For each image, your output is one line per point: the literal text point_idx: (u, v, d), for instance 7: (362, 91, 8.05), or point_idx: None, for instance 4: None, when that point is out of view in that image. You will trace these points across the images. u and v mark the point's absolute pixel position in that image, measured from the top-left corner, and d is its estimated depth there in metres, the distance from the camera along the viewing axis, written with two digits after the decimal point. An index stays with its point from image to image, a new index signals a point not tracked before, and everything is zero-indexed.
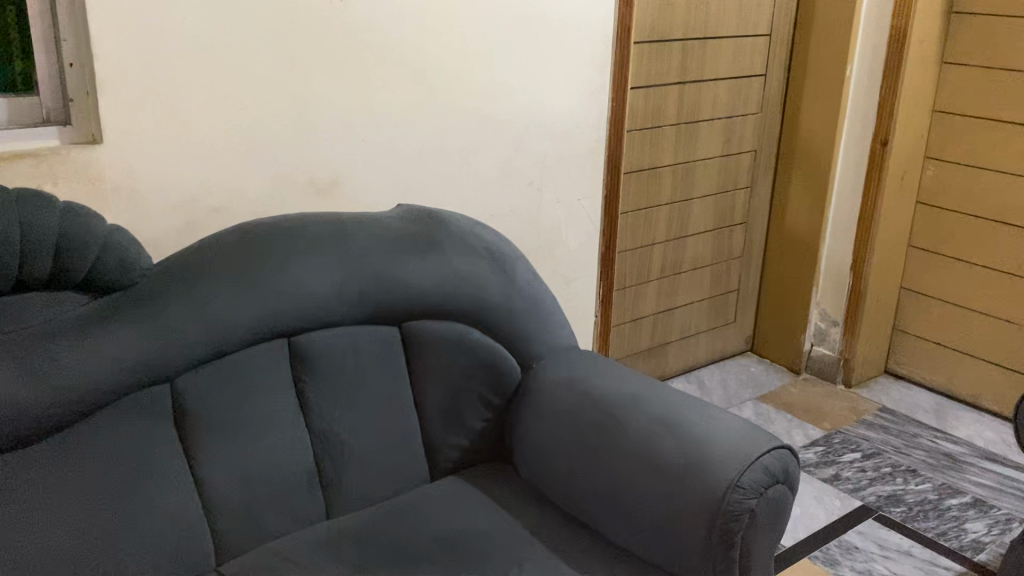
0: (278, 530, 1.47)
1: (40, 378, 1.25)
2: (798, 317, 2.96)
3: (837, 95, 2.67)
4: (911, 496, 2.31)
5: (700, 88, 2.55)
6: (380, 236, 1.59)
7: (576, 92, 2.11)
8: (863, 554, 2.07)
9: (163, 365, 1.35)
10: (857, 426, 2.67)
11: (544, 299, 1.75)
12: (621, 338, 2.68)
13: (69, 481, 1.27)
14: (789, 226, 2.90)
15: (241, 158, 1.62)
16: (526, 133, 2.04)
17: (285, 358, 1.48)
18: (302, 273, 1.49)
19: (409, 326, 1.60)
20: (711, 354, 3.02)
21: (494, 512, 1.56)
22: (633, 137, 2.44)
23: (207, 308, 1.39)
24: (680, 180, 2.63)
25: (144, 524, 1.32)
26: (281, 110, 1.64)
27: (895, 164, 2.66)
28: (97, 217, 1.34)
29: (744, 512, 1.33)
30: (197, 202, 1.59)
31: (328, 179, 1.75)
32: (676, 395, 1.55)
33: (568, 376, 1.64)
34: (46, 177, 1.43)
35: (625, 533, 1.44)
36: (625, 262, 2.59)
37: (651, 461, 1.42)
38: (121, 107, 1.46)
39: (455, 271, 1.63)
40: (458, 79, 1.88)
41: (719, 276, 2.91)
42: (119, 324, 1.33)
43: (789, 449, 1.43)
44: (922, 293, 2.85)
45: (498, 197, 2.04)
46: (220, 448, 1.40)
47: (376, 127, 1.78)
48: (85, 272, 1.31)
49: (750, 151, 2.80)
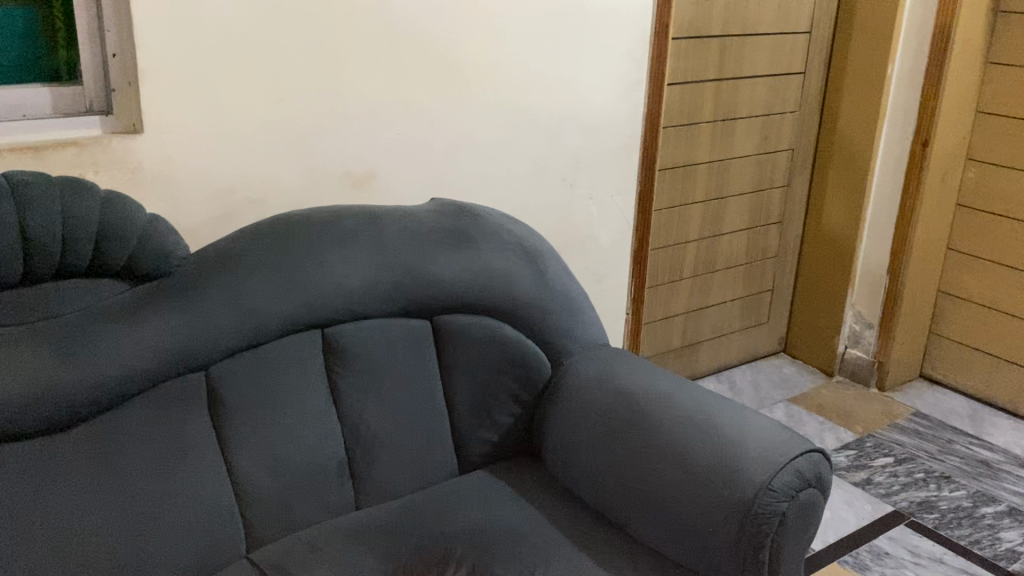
0: (308, 520, 1.48)
1: (81, 365, 1.27)
2: (832, 319, 2.92)
3: (878, 94, 2.63)
4: (944, 502, 2.27)
5: (737, 85, 2.52)
6: (413, 230, 1.59)
7: (612, 88, 2.10)
8: (894, 560, 2.05)
9: (199, 353, 1.37)
10: (890, 431, 2.63)
11: (576, 295, 1.75)
12: (652, 336, 2.67)
13: (106, 465, 1.29)
14: (826, 226, 2.86)
15: (277, 149, 1.63)
16: (560, 129, 2.04)
17: (318, 349, 1.50)
18: (337, 265, 1.49)
19: (441, 320, 1.60)
20: (743, 355, 3.00)
21: (522, 508, 1.56)
22: (669, 133, 2.42)
23: (243, 299, 1.41)
24: (715, 178, 2.61)
25: (176, 510, 1.34)
26: (317, 102, 1.65)
27: (936, 165, 2.62)
28: (137, 206, 1.36)
29: (776, 515, 1.32)
30: (233, 193, 1.60)
31: (363, 172, 1.76)
32: (707, 395, 1.54)
33: (599, 373, 1.63)
34: (88, 165, 1.45)
35: (654, 533, 1.44)
36: (658, 260, 2.58)
37: (682, 461, 1.41)
38: (163, 97, 1.48)
39: (488, 266, 1.63)
40: (494, 74, 1.88)
41: (753, 276, 2.88)
42: (157, 313, 1.35)
43: (822, 453, 1.41)
44: (960, 297, 2.80)
45: (530, 193, 2.04)
46: (254, 437, 1.41)
47: (413, 121, 1.79)
48: (125, 260, 1.33)
49: (787, 150, 2.77)
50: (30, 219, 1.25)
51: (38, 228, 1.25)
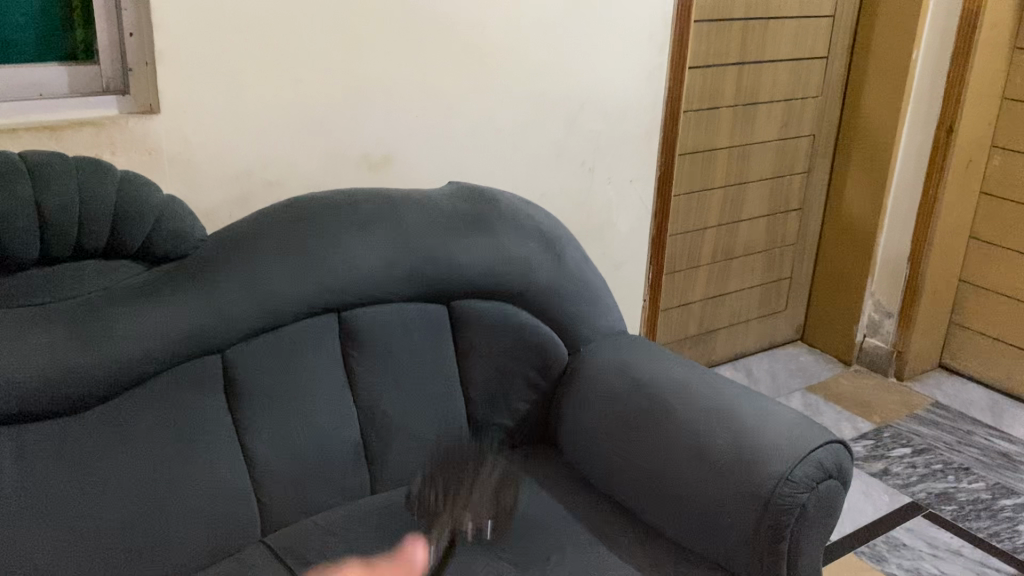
0: (323, 504, 1.48)
1: (96, 346, 1.27)
2: (851, 307, 2.89)
3: (902, 79, 2.59)
4: (963, 494, 2.25)
5: (759, 70, 2.49)
6: (431, 214, 1.58)
7: (632, 72, 2.07)
8: (911, 552, 2.03)
9: (215, 336, 1.36)
10: (908, 421, 2.61)
11: (594, 282, 1.73)
12: (669, 323, 2.65)
13: (121, 448, 1.29)
14: (847, 214, 2.83)
15: (294, 132, 1.62)
16: (580, 113, 2.01)
17: (335, 334, 1.49)
18: (354, 248, 1.48)
19: (458, 306, 1.59)
20: (760, 343, 2.98)
21: (537, 495, 1.55)
22: (689, 118, 2.39)
23: (259, 282, 1.40)
24: (736, 163, 2.58)
25: (193, 493, 1.33)
26: (334, 84, 1.63)
27: (960, 152, 2.58)
28: (154, 187, 1.36)
29: (795, 506, 1.30)
30: (251, 175, 1.59)
31: (381, 156, 1.74)
32: (726, 384, 1.52)
33: (616, 360, 1.62)
34: (105, 145, 1.44)
35: (671, 522, 1.43)
36: (676, 246, 2.55)
37: (701, 451, 1.40)
38: (180, 78, 1.47)
39: (506, 251, 1.61)
40: (514, 56, 1.85)
41: (771, 263, 2.85)
42: (173, 295, 1.34)
43: (842, 443, 1.39)
44: (981, 287, 2.76)
45: (549, 177, 2.02)
46: (269, 421, 1.41)
47: (431, 103, 1.77)
48: (142, 240, 1.33)
49: (808, 136, 2.73)
50: (47, 199, 1.24)
51: (55, 208, 1.24)
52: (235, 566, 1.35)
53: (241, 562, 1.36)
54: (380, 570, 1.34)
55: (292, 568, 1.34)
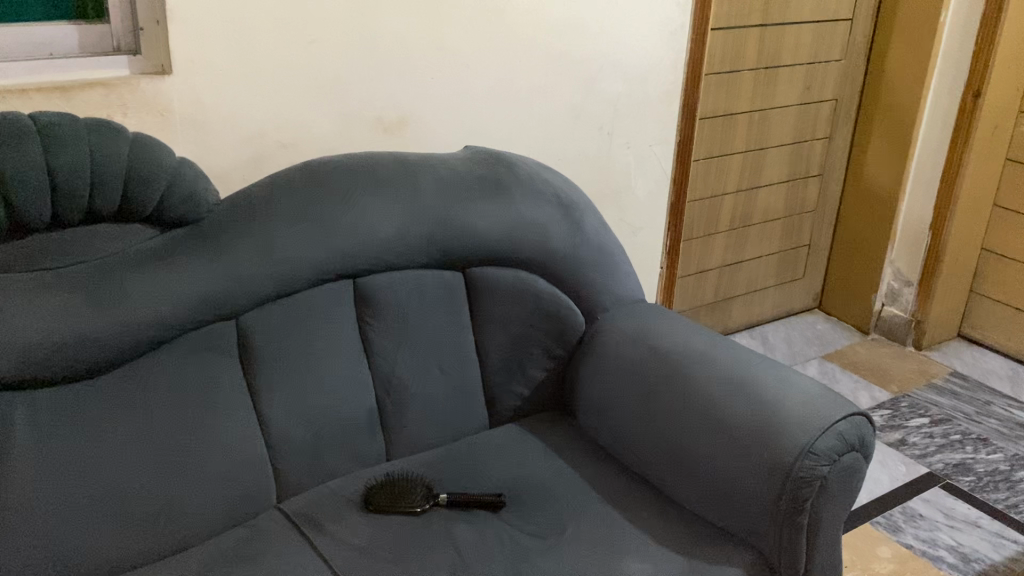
0: (338, 470, 1.47)
1: (109, 312, 1.25)
2: (870, 275, 2.86)
3: (929, 41, 2.52)
4: (981, 465, 2.23)
5: (782, 32, 2.43)
6: (447, 178, 1.55)
7: (653, 32, 2.02)
8: (928, 522, 2.02)
9: (228, 301, 1.35)
10: (926, 390, 2.59)
11: (612, 248, 1.70)
12: (685, 290, 2.61)
13: (136, 413, 1.28)
14: (868, 180, 2.78)
15: (309, 92, 1.59)
16: (599, 74, 1.96)
17: (350, 299, 1.47)
18: (369, 213, 1.46)
19: (474, 272, 1.56)
20: (777, 310, 2.95)
21: (553, 463, 1.54)
22: (709, 81, 2.34)
23: (274, 247, 1.38)
24: (756, 127, 2.53)
25: (208, 459, 1.33)
26: (348, 43, 1.60)
27: (986, 118, 2.52)
28: (166, 148, 1.33)
29: (817, 478, 1.28)
30: (264, 137, 1.57)
31: (396, 118, 1.71)
32: (748, 354, 1.50)
33: (635, 329, 1.59)
34: (116, 106, 1.41)
35: (689, 493, 1.41)
36: (694, 212, 2.51)
37: (720, 422, 1.38)
38: (192, 36, 1.43)
39: (523, 217, 1.58)
40: (532, 16, 1.81)
41: (790, 230, 2.82)
42: (186, 260, 1.32)
43: (865, 416, 1.37)
44: (1003, 256, 2.72)
45: (566, 140, 1.98)
46: (284, 387, 1.40)
47: (446, 63, 1.73)
48: (154, 204, 1.30)
49: (831, 100, 2.68)
50: (57, 162, 1.22)
51: (66, 172, 1.22)
52: (250, 532, 1.34)
53: (257, 528, 1.35)
54: (395, 537, 1.33)
55: (307, 535, 1.33)
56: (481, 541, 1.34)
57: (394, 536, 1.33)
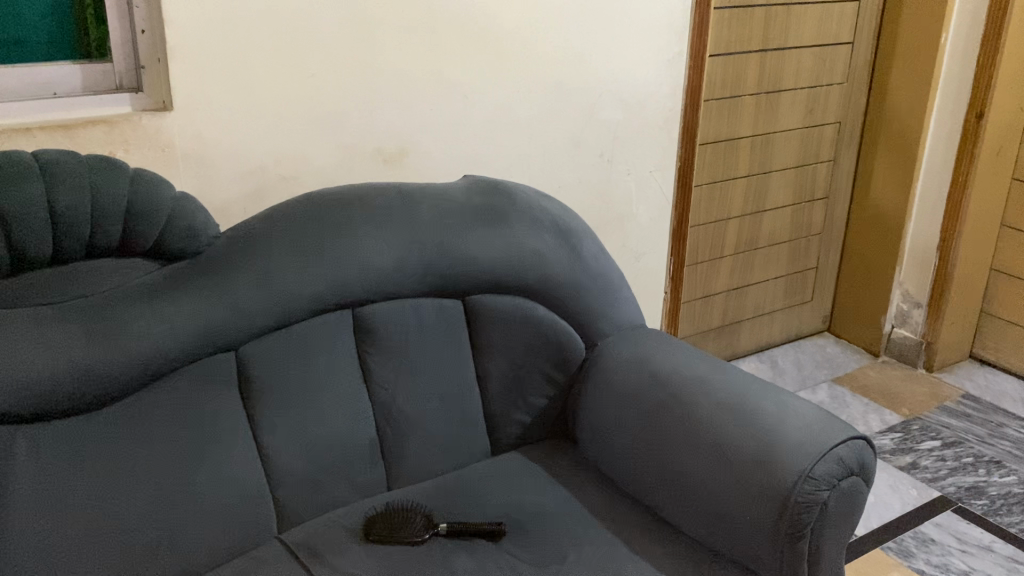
0: (339, 500, 1.48)
1: (110, 345, 1.27)
2: (878, 297, 2.84)
3: (930, 62, 2.53)
4: (994, 488, 2.20)
5: (783, 57, 2.44)
6: (446, 208, 1.56)
7: (651, 60, 2.04)
8: (940, 547, 1.99)
9: (228, 332, 1.36)
10: (937, 413, 2.56)
11: (611, 274, 1.71)
12: (692, 315, 2.61)
13: (135, 445, 1.29)
14: (874, 202, 2.78)
15: (309, 125, 1.61)
16: (597, 102, 1.98)
17: (350, 329, 1.48)
18: (367, 244, 1.47)
19: (473, 300, 1.57)
20: (786, 334, 2.93)
21: (554, 491, 1.53)
22: (710, 107, 2.35)
23: (273, 279, 1.39)
24: (759, 152, 2.53)
25: (207, 490, 1.33)
26: (347, 77, 1.62)
27: (990, 139, 2.52)
28: (166, 183, 1.35)
29: (816, 503, 1.27)
30: (264, 171, 1.59)
31: (395, 149, 1.73)
32: (748, 379, 1.49)
33: (635, 355, 1.59)
34: (119, 142, 1.43)
35: (690, 520, 1.40)
36: (698, 237, 2.51)
37: (719, 447, 1.38)
38: (192, 74, 1.46)
39: (521, 245, 1.59)
40: (529, 49, 1.83)
41: (797, 253, 2.81)
42: (186, 292, 1.34)
43: (865, 439, 1.36)
44: (1013, 276, 2.70)
45: (566, 168, 1.99)
46: (284, 417, 1.41)
47: (445, 93, 1.75)
48: (153, 238, 1.32)
49: (834, 123, 2.68)
50: (59, 198, 1.24)
51: (66, 208, 1.24)
52: (250, 563, 1.34)
53: (256, 559, 1.35)
54: (395, 567, 1.33)
55: (306, 565, 1.33)
56: (481, 570, 1.33)
57: (393, 566, 1.33)
